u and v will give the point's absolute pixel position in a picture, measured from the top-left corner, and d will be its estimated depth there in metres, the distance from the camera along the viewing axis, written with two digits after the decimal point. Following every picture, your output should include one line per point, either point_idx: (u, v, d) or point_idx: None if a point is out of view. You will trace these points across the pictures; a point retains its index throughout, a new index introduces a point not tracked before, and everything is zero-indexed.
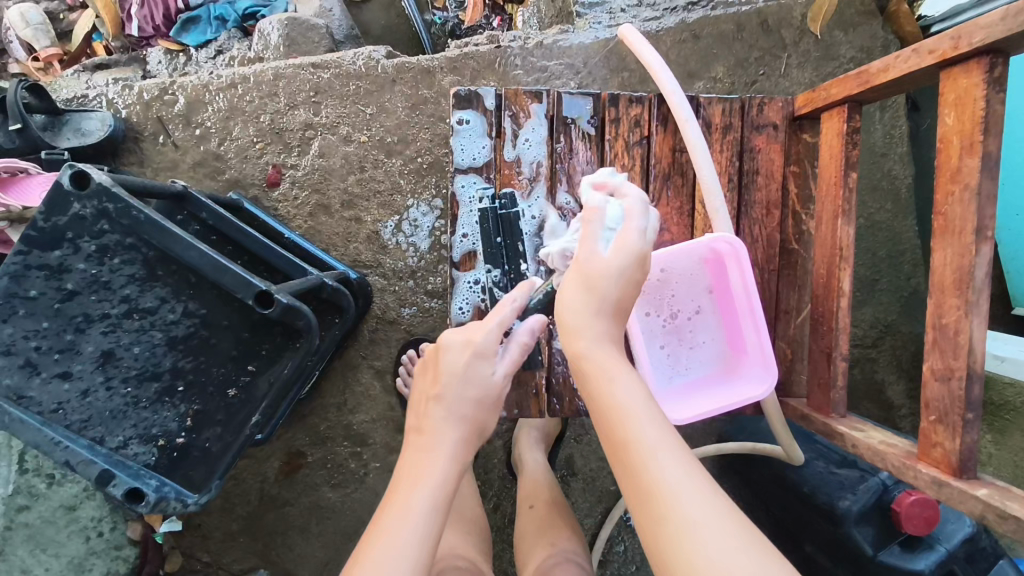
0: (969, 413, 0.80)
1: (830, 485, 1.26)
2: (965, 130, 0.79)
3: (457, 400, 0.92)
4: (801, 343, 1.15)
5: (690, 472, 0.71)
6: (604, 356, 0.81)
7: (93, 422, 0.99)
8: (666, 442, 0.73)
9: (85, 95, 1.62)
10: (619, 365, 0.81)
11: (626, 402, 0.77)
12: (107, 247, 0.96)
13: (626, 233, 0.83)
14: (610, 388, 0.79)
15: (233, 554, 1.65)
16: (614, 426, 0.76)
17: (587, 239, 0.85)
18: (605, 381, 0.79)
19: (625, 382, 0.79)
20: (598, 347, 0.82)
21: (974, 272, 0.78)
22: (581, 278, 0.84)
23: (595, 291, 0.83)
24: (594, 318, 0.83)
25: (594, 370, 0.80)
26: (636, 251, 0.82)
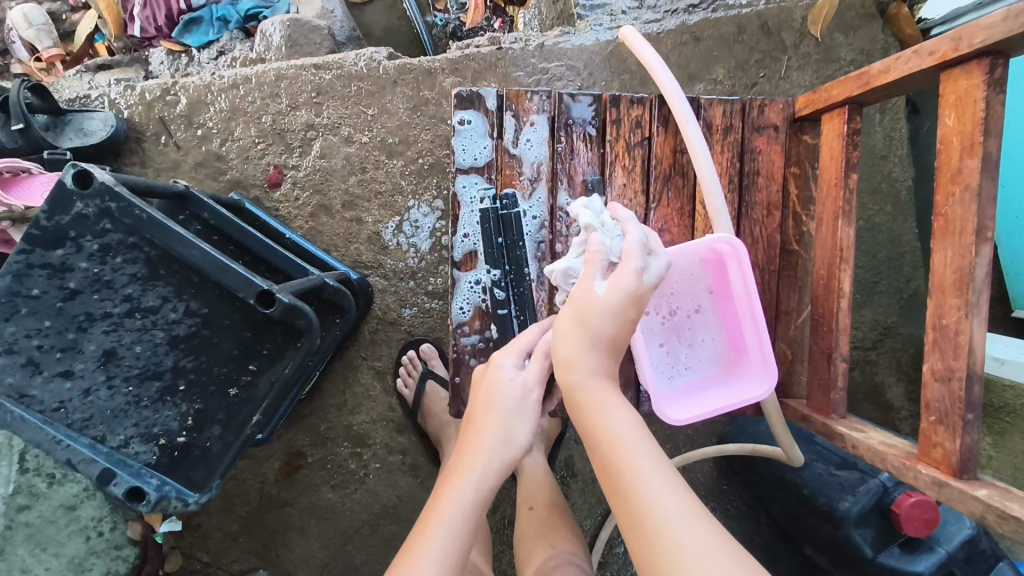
0: (970, 413, 0.80)
1: (830, 486, 1.26)
2: (965, 131, 0.79)
3: (486, 410, 0.93)
4: (801, 344, 1.16)
5: (683, 500, 0.72)
6: (597, 388, 0.83)
7: (94, 421, 0.99)
8: (659, 471, 0.75)
9: (88, 95, 1.62)
10: (612, 396, 0.83)
11: (620, 432, 0.79)
12: (109, 246, 0.96)
13: (620, 271, 0.82)
14: (604, 418, 0.80)
15: (233, 554, 1.65)
16: (608, 456, 0.78)
17: (585, 278, 0.86)
18: (599, 412, 0.81)
19: (619, 412, 0.81)
20: (592, 379, 0.83)
21: (974, 272, 0.79)
22: (573, 313, 0.85)
23: (588, 325, 0.83)
24: (589, 349, 0.84)
25: (589, 401, 0.82)
26: (628, 290, 0.81)
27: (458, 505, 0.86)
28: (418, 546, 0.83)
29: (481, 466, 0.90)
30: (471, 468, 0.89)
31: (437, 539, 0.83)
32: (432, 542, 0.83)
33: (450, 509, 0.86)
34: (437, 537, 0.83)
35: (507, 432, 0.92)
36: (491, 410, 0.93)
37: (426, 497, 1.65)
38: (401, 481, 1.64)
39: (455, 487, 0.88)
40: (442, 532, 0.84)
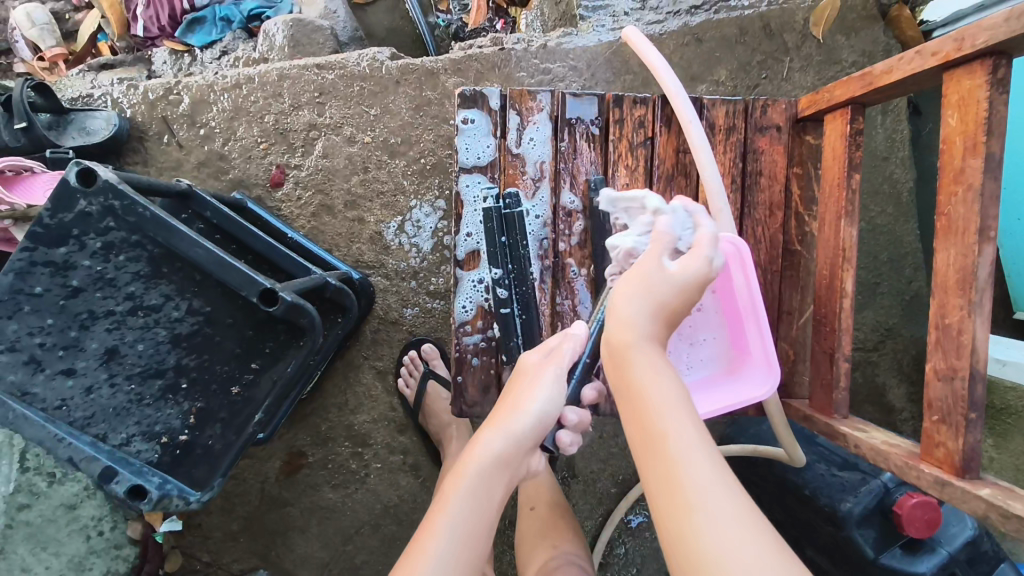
0: (972, 412, 0.80)
1: (831, 487, 1.25)
2: (968, 131, 0.79)
3: (506, 395, 0.91)
4: (803, 344, 1.16)
5: (722, 478, 0.69)
6: (646, 352, 0.80)
7: (96, 419, 0.99)
8: (700, 446, 0.72)
9: (90, 94, 1.63)
10: (661, 362, 0.79)
11: (663, 399, 0.76)
12: (112, 244, 0.96)
13: (699, 256, 0.83)
14: (645, 379, 0.77)
15: (233, 554, 1.65)
16: (648, 421, 0.75)
17: (657, 254, 0.84)
18: (645, 375, 0.78)
19: (665, 379, 0.78)
20: (644, 344, 0.80)
21: (977, 271, 0.79)
22: (642, 281, 0.82)
23: (655, 296, 0.82)
24: (645, 313, 0.81)
25: (635, 362, 0.79)
26: (704, 274, 0.83)
27: (466, 481, 0.83)
28: (429, 525, 0.81)
29: (489, 438, 0.85)
30: (481, 441, 0.85)
31: (445, 516, 0.81)
32: (440, 521, 0.81)
33: (459, 486, 0.83)
34: (446, 515, 0.81)
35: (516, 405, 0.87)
36: (509, 393, 0.91)
37: (427, 497, 1.65)
38: (402, 481, 1.64)
39: (463, 465, 0.85)
40: (451, 509, 0.82)
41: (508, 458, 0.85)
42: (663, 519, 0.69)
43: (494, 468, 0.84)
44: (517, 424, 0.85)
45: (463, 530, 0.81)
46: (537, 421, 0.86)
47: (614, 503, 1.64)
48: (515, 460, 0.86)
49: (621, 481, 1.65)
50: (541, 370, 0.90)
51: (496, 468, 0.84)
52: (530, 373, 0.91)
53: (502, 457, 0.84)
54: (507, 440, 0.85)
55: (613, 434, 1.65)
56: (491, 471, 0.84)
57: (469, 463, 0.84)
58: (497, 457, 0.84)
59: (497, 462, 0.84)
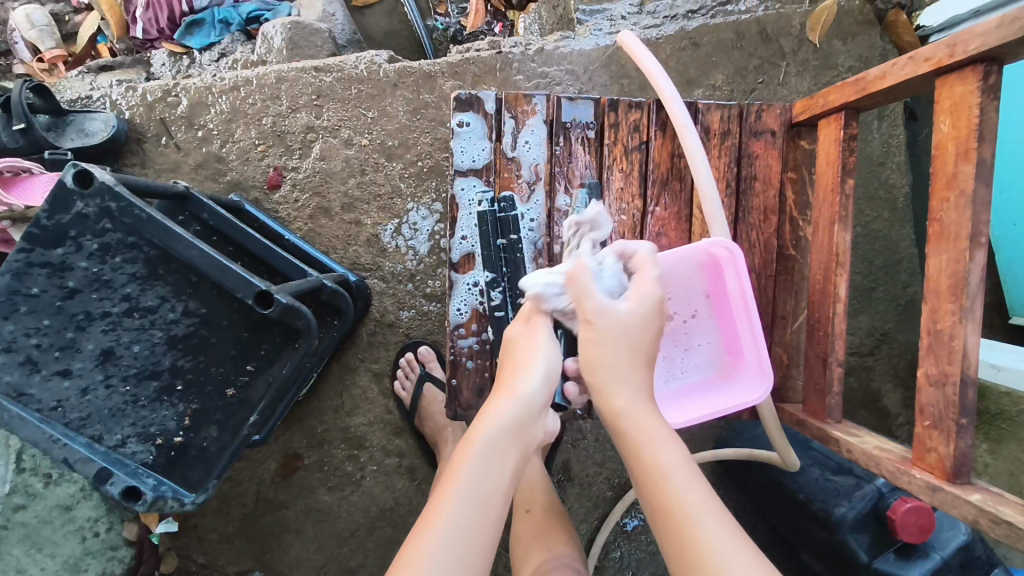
0: (963, 418, 0.81)
1: (826, 492, 1.26)
2: (960, 136, 0.80)
3: (505, 368, 0.95)
4: (797, 349, 1.16)
5: (735, 536, 0.75)
6: (642, 415, 0.86)
7: (91, 420, 1.00)
8: (709, 504, 0.78)
9: (89, 96, 1.63)
10: (659, 423, 0.86)
11: (670, 461, 0.82)
12: (109, 246, 0.96)
13: (642, 288, 0.92)
14: (652, 449, 0.83)
15: (229, 556, 1.64)
16: (657, 485, 0.80)
17: (596, 297, 0.90)
18: (644, 441, 0.84)
19: (668, 442, 0.84)
20: (636, 402, 0.87)
21: (969, 277, 0.79)
22: (605, 335, 0.89)
23: (623, 342, 0.89)
24: (630, 371, 0.89)
25: (636, 425, 0.85)
26: (653, 301, 0.91)
27: (479, 445, 0.83)
28: (441, 494, 0.81)
29: (498, 405, 0.87)
30: (490, 410, 0.87)
31: (459, 483, 0.81)
32: (454, 489, 0.81)
33: (470, 451, 0.83)
34: (460, 482, 0.81)
35: (518, 368, 0.91)
36: (508, 366, 0.94)
37: (422, 499, 1.65)
38: (397, 484, 1.64)
39: (472, 432, 0.86)
40: (465, 476, 0.81)
41: (520, 421, 0.87)
42: None
43: (507, 432, 0.85)
44: (525, 384, 0.89)
45: (477, 494, 0.81)
46: (544, 379, 0.90)
47: (609, 507, 1.65)
48: (525, 423, 0.87)
49: (617, 484, 1.66)
50: (533, 335, 0.96)
51: (509, 432, 0.85)
52: (523, 339, 0.96)
53: (514, 422, 0.86)
54: (516, 402, 0.87)
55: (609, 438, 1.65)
56: (503, 435, 0.85)
57: (478, 430, 0.85)
58: (509, 420, 0.86)
59: (510, 427, 0.86)
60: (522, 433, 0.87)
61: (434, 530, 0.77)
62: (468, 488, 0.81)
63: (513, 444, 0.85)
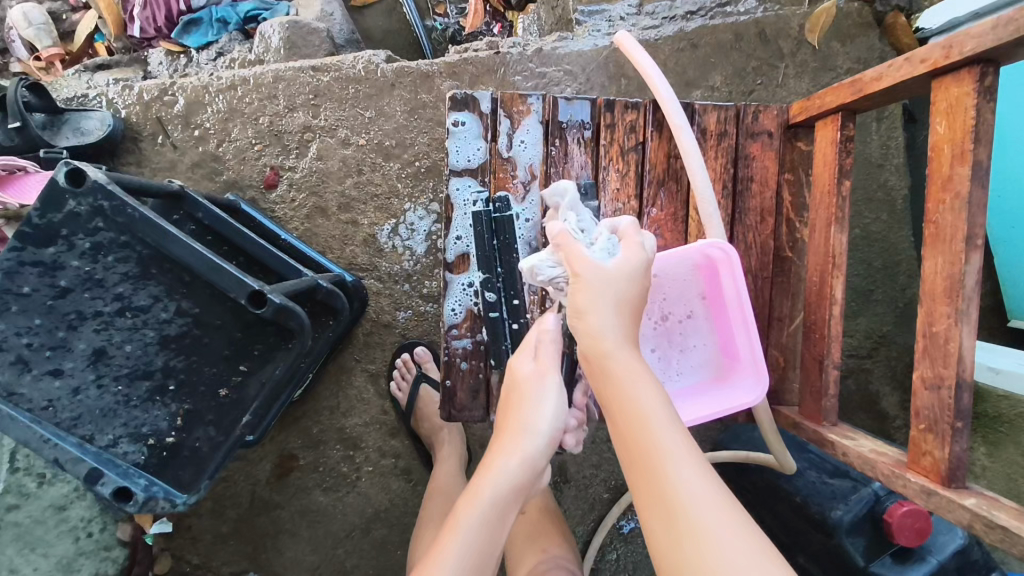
0: (959, 421, 0.80)
1: (822, 495, 1.25)
2: (956, 138, 0.79)
3: (509, 413, 0.90)
4: (793, 351, 1.16)
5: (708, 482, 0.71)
6: (621, 359, 0.81)
7: (83, 420, 0.99)
8: (683, 450, 0.74)
9: (86, 94, 1.62)
10: (640, 367, 0.81)
11: (647, 407, 0.78)
12: (101, 245, 0.96)
13: (630, 248, 0.88)
14: (631, 389, 0.79)
15: (223, 557, 1.63)
16: (633, 431, 0.77)
17: (585, 256, 0.86)
18: (627, 381, 0.80)
19: (648, 387, 0.80)
20: (616, 350, 0.82)
21: (964, 280, 0.78)
22: (593, 287, 0.84)
23: (611, 295, 0.84)
24: (613, 319, 0.83)
25: (614, 370, 0.81)
26: (641, 260, 0.87)
27: (481, 506, 0.85)
28: (438, 551, 0.83)
29: (503, 463, 0.85)
30: (493, 466, 0.86)
31: (459, 542, 0.83)
32: (454, 547, 0.83)
33: (471, 511, 0.85)
34: (460, 543, 0.83)
35: (527, 427, 0.87)
36: (513, 411, 0.89)
37: (417, 501, 1.65)
38: (393, 485, 1.64)
39: (475, 487, 0.86)
40: (464, 535, 0.83)
41: (523, 481, 0.86)
42: (653, 524, 0.71)
43: (510, 492, 0.85)
44: (531, 448, 0.86)
45: (477, 554, 0.83)
46: (549, 441, 0.87)
47: (606, 509, 1.64)
48: (529, 481, 0.87)
49: (614, 486, 1.65)
50: (542, 383, 0.89)
51: (513, 493, 0.86)
52: (534, 386, 0.89)
53: (516, 482, 0.85)
54: (522, 466, 0.86)
55: (606, 439, 1.65)
56: (506, 495, 0.85)
57: (480, 490, 0.85)
58: (513, 481, 0.85)
59: (513, 486, 0.86)
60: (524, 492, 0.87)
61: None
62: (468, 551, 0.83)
63: (513, 502, 0.86)
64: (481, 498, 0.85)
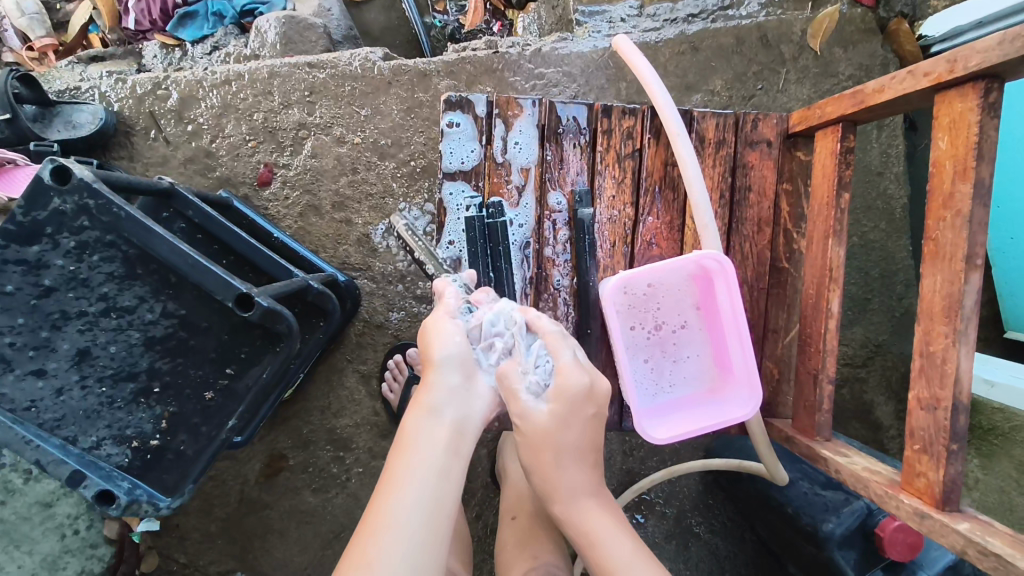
0: (953, 443, 0.79)
1: (814, 506, 1.23)
2: (958, 154, 0.78)
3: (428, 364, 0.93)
4: (788, 363, 1.14)
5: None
6: (591, 517, 0.92)
7: (66, 422, 0.97)
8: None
9: (78, 87, 1.60)
10: (612, 527, 0.92)
11: (617, 556, 0.89)
12: (86, 244, 0.94)
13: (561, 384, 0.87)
14: (605, 544, 0.90)
15: (211, 556, 1.62)
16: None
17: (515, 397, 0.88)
18: (597, 533, 0.91)
19: (618, 541, 0.91)
20: (584, 506, 0.93)
21: (963, 300, 0.77)
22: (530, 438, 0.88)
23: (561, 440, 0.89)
24: (572, 471, 0.92)
25: (588, 526, 0.92)
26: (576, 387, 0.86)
27: (413, 438, 0.85)
28: (380, 501, 0.81)
29: (422, 397, 0.88)
30: (418, 410, 0.87)
31: (409, 483, 0.82)
32: (396, 483, 0.82)
33: (404, 446, 0.85)
34: (403, 475, 0.82)
35: (430, 361, 0.88)
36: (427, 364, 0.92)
37: None
38: None
39: (404, 429, 0.86)
40: (403, 467, 0.83)
41: (446, 404, 0.87)
42: None
43: (436, 417, 0.86)
44: (438, 374, 0.87)
45: (421, 483, 0.82)
46: (445, 364, 0.88)
47: None
48: (454, 407, 0.87)
49: None
50: (441, 320, 0.91)
51: (436, 415, 0.86)
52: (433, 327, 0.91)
53: (440, 410, 0.86)
54: (439, 390, 0.87)
55: None
56: (433, 421, 0.86)
57: (411, 427, 0.86)
58: (435, 407, 0.86)
59: (434, 413, 0.86)
60: (455, 412, 0.87)
61: (383, 517, 0.79)
62: (412, 479, 0.82)
63: (445, 430, 0.85)
64: (412, 432, 0.86)
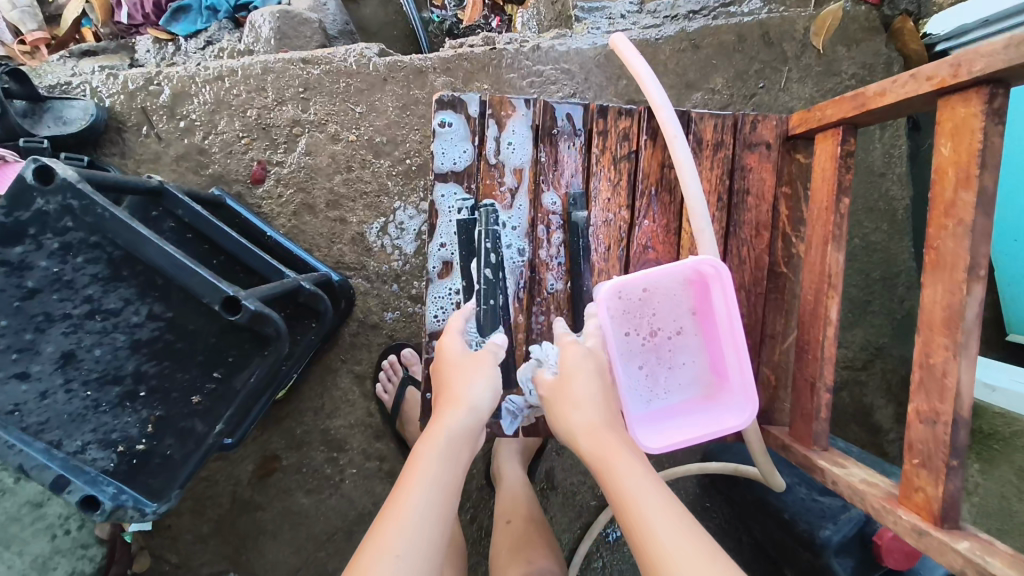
0: (953, 459, 0.77)
1: (811, 513, 1.22)
2: (961, 161, 0.75)
3: (443, 390, 0.96)
4: (785, 370, 1.12)
5: (706, 564, 0.70)
6: (605, 441, 0.85)
7: (50, 425, 0.95)
8: (678, 531, 0.74)
9: (69, 82, 1.58)
10: (632, 457, 0.84)
11: (634, 480, 0.80)
12: (70, 245, 0.92)
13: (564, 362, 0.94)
14: (623, 469, 0.81)
15: (203, 557, 1.60)
16: (627, 520, 0.77)
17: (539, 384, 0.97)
18: (614, 460, 0.83)
19: (637, 468, 0.82)
20: (603, 436, 0.86)
21: (964, 312, 0.75)
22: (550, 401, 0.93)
23: (579, 389, 0.91)
24: (591, 408, 0.89)
25: (603, 454, 0.84)
26: (577, 360, 0.93)
27: (436, 443, 0.87)
28: (401, 494, 0.81)
29: (448, 416, 0.90)
30: (445, 420, 0.90)
31: (429, 474, 0.83)
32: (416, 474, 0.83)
33: (429, 447, 0.87)
34: (422, 467, 0.84)
35: (463, 393, 0.93)
36: (445, 389, 0.95)
37: None
38: (377, 488, 1.62)
39: (427, 437, 0.89)
40: (427, 462, 0.84)
41: (471, 428, 0.91)
42: None
43: (463, 435, 0.90)
44: (474, 403, 0.93)
45: (439, 478, 0.83)
46: (489, 399, 0.95)
47: (593, 517, 1.65)
48: (475, 432, 0.92)
49: (601, 494, 1.66)
50: (479, 359, 0.98)
51: (464, 436, 0.90)
52: (470, 361, 0.97)
53: (464, 431, 0.90)
54: (470, 416, 0.91)
55: None
56: (460, 435, 0.89)
57: (436, 435, 0.88)
58: (459, 427, 0.89)
59: (462, 431, 0.90)
60: (476, 435, 0.92)
61: (404, 500, 0.80)
62: (432, 472, 0.83)
63: (467, 447, 0.90)
64: (435, 438, 0.88)
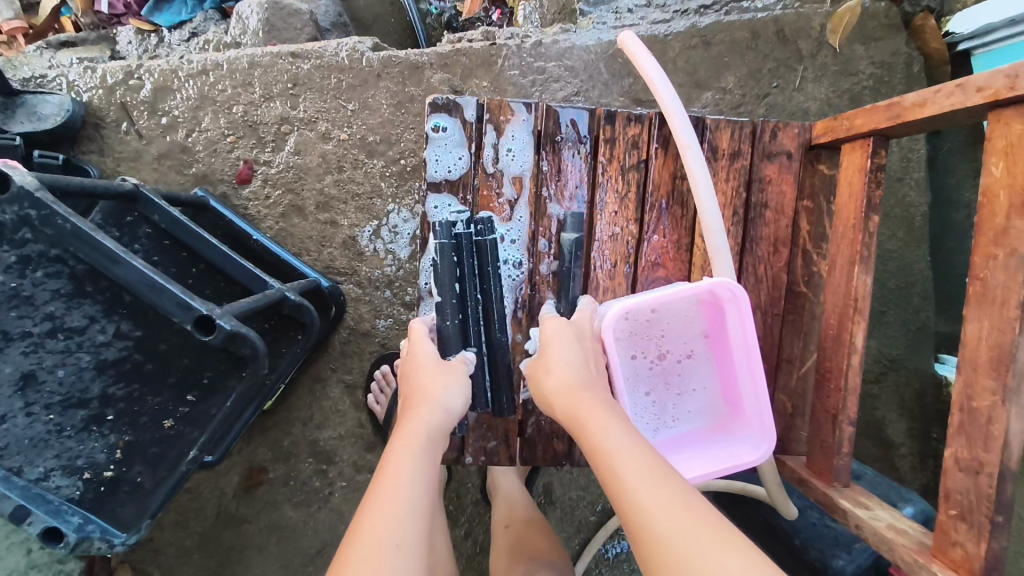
0: (998, 515, 0.70)
1: (824, 540, 1.15)
2: (1016, 185, 0.68)
3: (410, 393, 0.89)
4: (803, 396, 1.04)
5: (687, 513, 0.65)
6: (577, 398, 0.81)
7: (10, 451, 0.88)
8: (657, 475, 0.70)
9: (45, 75, 1.50)
10: (606, 410, 0.78)
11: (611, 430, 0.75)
12: (29, 258, 0.85)
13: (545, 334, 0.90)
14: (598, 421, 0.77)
15: (186, 572, 1.54)
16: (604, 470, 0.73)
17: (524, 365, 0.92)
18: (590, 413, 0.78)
19: (613, 421, 0.76)
20: (577, 392, 0.81)
21: (1016, 352, 0.68)
22: (533, 374, 0.89)
23: (558, 355, 0.86)
24: (567, 370, 0.84)
25: (576, 411, 0.79)
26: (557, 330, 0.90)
27: (414, 435, 0.80)
28: (382, 484, 0.74)
29: (423, 413, 0.84)
30: (420, 415, 0.83)
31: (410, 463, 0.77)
32: (395, 464, 0.76)
33: (407, 440, 0.80)
34: (402, 457, 0.77)
35: (434, 394, 0.87)
36: (414, 391, 0.89)
37: None
38: None
39: (404, 429, 0.82)
40: (406, 453, 0.78)
41: (445, 429, 0.85)
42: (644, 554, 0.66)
43: (437, 432, 0.83)
44: (448, 403, 0.86)
45: (422, 468, 0.77)
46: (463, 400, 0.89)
47: (592, 533, 1.59)
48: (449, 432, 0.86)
49: (601, 510, 1.60)
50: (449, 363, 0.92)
51: (438, 433, 0.83)
52: (440, 364, 0.91)
53: (439, 428, 0.84)
54: (443, 417, 0.85)
55: None
56: (435, 432, 0.82)
57: (415, 428, 0.82)
58: (435, 423, 0.83)
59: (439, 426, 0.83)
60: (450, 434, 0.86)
61: (387, 489, 0.73)
62: (412, 460, 0.77)
63: (442, 443, 0.83)
64: (412, 431, 0.81)
